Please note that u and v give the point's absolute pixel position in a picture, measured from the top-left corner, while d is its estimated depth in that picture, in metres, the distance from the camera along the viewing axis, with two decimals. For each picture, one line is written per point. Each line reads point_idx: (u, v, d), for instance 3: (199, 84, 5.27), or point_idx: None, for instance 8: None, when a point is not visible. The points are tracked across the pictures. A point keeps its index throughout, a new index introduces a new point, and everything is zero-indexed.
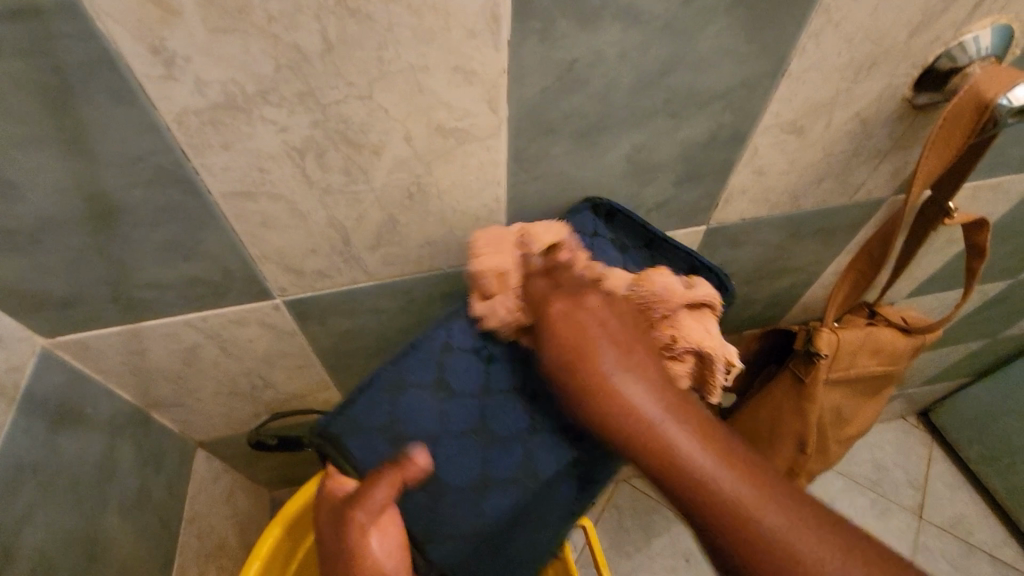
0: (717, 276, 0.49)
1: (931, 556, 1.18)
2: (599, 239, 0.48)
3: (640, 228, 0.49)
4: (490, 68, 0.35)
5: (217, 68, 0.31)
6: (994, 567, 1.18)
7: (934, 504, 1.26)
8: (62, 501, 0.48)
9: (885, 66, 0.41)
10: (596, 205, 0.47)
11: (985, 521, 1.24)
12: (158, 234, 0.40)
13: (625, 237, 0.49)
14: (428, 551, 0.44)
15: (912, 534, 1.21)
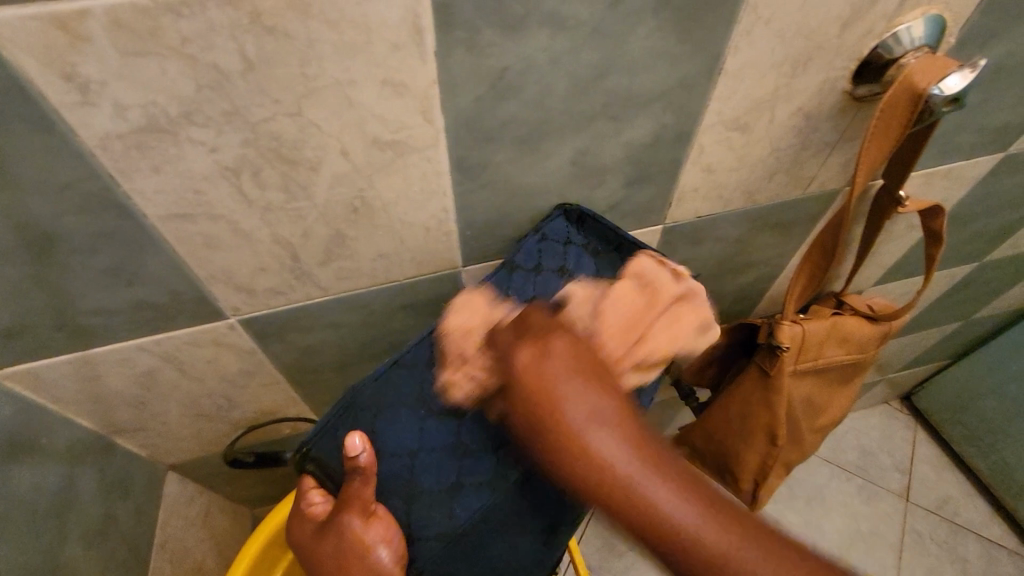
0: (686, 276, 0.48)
1: (918, 538, 1.20)
2: (573, 247, 0.49)
3: (610, 232, 0.49)
4: (419, 79, 0.35)
5: (134, 91, 0.30)
6: (980, 546, 1.20)
7: (920, 487, 1.27)
8: (17, 535, 0.47)
9: (821, 60, 0.42)
10: (567, 211, 0.48)
11: (970, 501, 1.25)
12: (98, 260, 0.39)
13: (596, 242, 0.50)
14: (415, 557, 0.44)
15: (900, 518, 1.22)
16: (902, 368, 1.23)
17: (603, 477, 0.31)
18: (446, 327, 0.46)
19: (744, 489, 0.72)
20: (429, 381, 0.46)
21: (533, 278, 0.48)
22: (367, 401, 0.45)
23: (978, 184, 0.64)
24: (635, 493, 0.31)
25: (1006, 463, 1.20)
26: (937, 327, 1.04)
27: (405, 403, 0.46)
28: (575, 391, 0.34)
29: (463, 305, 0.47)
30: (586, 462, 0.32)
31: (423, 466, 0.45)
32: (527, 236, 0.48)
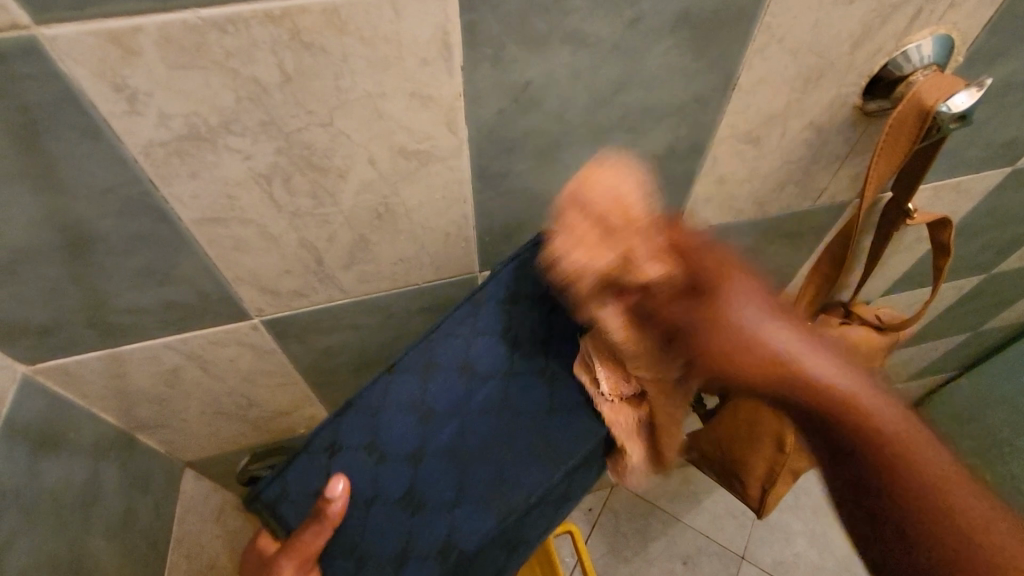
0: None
1: None
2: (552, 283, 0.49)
3: None
4: (446, 93, 0.36)
5: (178, 102, 0.32)
6: None
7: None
8: (45, 526, 0.48)
9: (832, 77, 0.43)
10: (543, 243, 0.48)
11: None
12: (132, 261, 0.41)
13: None
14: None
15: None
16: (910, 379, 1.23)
17: (811, 379, 0.41)
18: (405, 368, 0.48)
19: (752, 496, 0.73)
20: (381, 429, 0.47)
21: (505, 314, 0.48)
22: (320, 445, 0.48)
23: (986, 198, 0.64)
24: (848, 397, 0.41)
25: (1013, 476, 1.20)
26: (945, 338, 1.05)
27: (354, 448, 0.47)
28: (775, 327, 0.41)
29: (424, 346, 0.48)
30: (796, 374, 0.40)
31: (375, 521, 0.45)
32: (504, 268, 0.48)
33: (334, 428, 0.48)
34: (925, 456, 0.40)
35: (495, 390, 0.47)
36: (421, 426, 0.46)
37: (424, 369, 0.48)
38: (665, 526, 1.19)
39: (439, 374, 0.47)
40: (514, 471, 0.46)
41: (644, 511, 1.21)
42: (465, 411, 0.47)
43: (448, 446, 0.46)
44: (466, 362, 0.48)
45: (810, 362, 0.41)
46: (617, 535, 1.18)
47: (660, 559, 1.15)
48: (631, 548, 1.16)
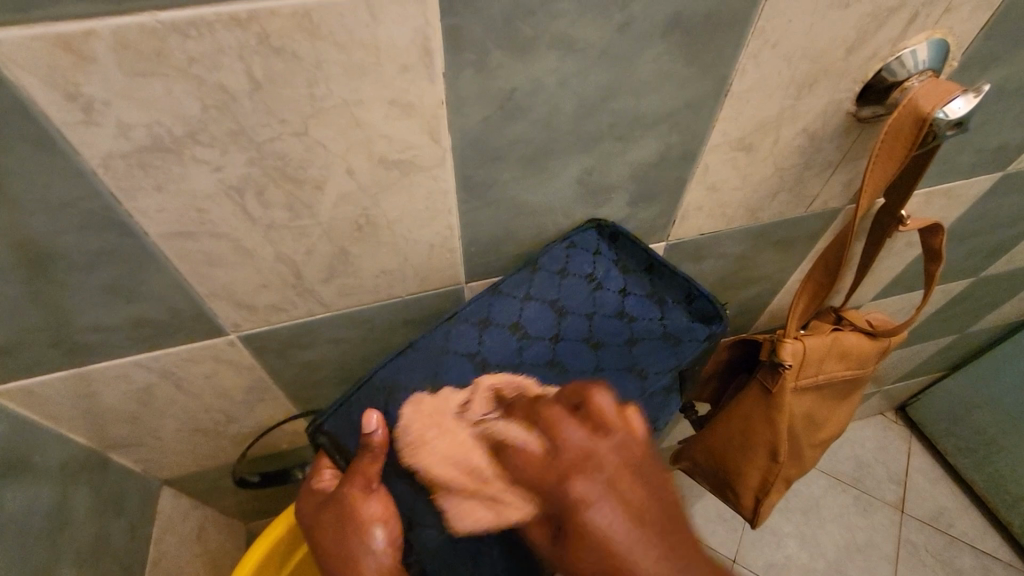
0: (713, 303, 0.50)
1: (915, 550, 1.20)
2: (601, 259, 0.49)
3: (641, 252, 0.50)
4: (427, 100, 0.34)
5: (139, 111, 0.30)
6: (975, 557, 1.20)
7: (916, 499, 1.27)
8: (8, 556, 0.46)
9: (826, 83, 0.42)
10: (600, 227, 0.49)
11: (965, 512, 1.26)
12: (96, 278, 0.39)
13: (627, 260, 0.51)
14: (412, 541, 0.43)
15: (897, 530, 1.22)
16: (898, 380, 1.23)
17: (593, 517, 0.32)
18: (465, 319, 0.48)
19: (747, 505, 0.72)
20: (442, 372, 0.46)
21: (558, 283, 0.49)
22: (380, 382, 0.46)
23: (977, 203, 0.64)
24: (615, 562, 0.31)
25: (1000, 476, 1.20)
26: (933, 340, 1.05)
27: (414, 388, 0.45)
28: (604, 460, 0.34)
29: (485, 301, 0.48)
30: (614, 554, 0.31)
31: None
32: (557, 243, 0.49)
33: (392, 369, 0.46)
34: (633, 567, 0.30)
35: (548, 348, 0.47)
36: (480, 377, 0.46)
37: (482, 324, 0.47)
38: None
39: (495, 329, 0.47)
40: None
41: None
42: (522, 368, 0.46)
43: (467, 426, 0.44)
44: (520, 324, 0.48)
45: (636, 548, 0.31)
46: None
47: None
48: None
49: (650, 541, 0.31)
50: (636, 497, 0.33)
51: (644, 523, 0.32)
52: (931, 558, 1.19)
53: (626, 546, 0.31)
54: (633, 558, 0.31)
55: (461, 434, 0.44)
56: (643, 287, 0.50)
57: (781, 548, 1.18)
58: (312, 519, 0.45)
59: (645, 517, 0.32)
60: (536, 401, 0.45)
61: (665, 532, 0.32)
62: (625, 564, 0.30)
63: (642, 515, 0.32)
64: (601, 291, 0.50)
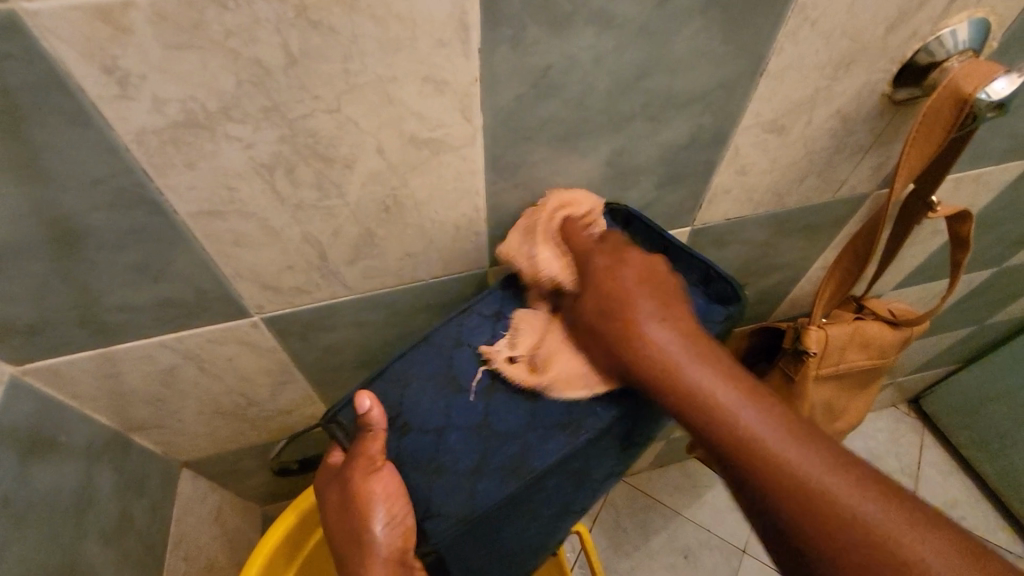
0: (733, 284, 0.46)
1: None
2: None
3: (656, 234, 0.48)
4: (461, 77, 0.34)
5: (173, 85, 0.29)
6: None
7: (927, 491, 1.27)
8: (36, 534, 0.46)
9: (863, 62, 0.41)
10: (612, 209, 0.47)
11: (975, 504, 1.26)
12: (125, 257, 0.39)
13: (641, 242, 0.48)
14: (428, 531, 0.42)
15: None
16: (912, 372, 1.22)
17: (651, 348, 0.36)
18: (478, 310, 0.48)
19: None
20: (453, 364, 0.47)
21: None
22: (394, 374, 0.47)
23: (1006, 190, 0.63)
24: (706, 396, 0.34)
25: (1016, 468, 1.19)
26: (950, 331, 1.04)
27: (423, 380, 0.47)
28: (659, 335, 0.37)
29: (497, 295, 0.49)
30: (716, 407, 0.34)
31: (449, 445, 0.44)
32: None
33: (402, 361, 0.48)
34: (739, 419, 0.33)
35: None
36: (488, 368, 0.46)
37: (494, 316, 0.48)
38: (666, 521, 1.18)
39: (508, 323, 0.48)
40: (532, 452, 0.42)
41: (645, 505, 1.20)
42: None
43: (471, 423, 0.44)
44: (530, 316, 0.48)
45: (740, 407, 0.34)
46: (618, 529, 1.17)
47: (661, 554, 1.14)
48: (633, 543, 1.15)
49: (724, 387, 0.34)
50: (693, 342, 0.36)
51: (807, 428, 0.34)
52: None
53: (751, 429, 0.33)
54: (716, 407, 0.34)
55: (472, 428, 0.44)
56: None
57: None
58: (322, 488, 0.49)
59: (794, 426, 0.33)
60: None
61: (728, 369, 0.36)
62: (747, 442, 0.33)
63: (660, 308, 0.38)
64: None
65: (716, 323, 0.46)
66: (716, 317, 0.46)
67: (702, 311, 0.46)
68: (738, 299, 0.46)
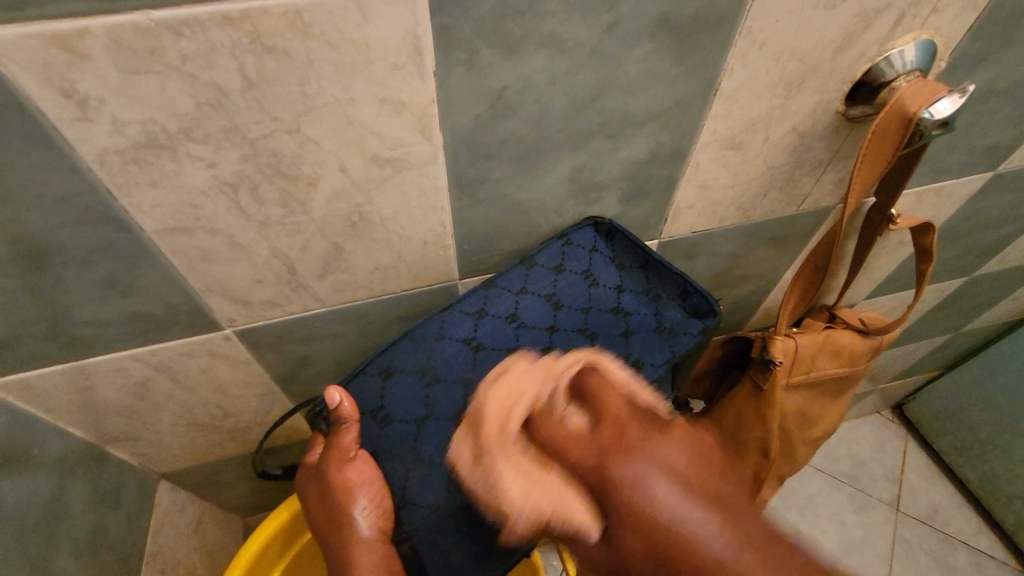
0: (707, 299, 0.50)
1: (909, 548, 1.21)
2: (598, 256, 0.50)
3: (639, 249, 0.51)
4: (418, 99, 0.35)
5: (133, 108, 0.30)
6: (969, 555, 1.21)
7: (911, 497, 1.28)
8: (5, 548, 0.46)
9: (814, 82, 0.42)
10: (599, 224, 0.49)
11: (959, 510, 1.27)
12: (93, 273, 0.39)
13: (624, 256, 0.51)
14: (404, 519, 0.45)
15: (891, 528, 1.23)
16: (894, 379, 1.24)
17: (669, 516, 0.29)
18: (460, 308, 0.49)
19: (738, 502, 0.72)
20: (434, 355, 0.48)
21: (553, 278, 0.50)
22: (376, 367, 0.49)
23: (969, 202, 0.64)
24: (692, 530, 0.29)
25: (994, 472, 1.22)
26: (927, 339, 1.05)
27: (408, 372, 0.48)
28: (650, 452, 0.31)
29: (479, 293, 0.50)
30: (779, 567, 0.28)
31: (428, 436, 0.46)
32: (555, 240, 0.49)
33: (389, 355, 0.49)
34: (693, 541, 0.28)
35: (544, 336, 0.49)
36: (473, 360, 0.48)
37: (476, 313, 0.49)
38: None
39: (489, 319, 0.49)
40: None
41: None
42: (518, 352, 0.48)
43: (455, 411, 0.47)
44: (515, 314, 0.49)
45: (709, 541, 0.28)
46: None
47: None
48: None
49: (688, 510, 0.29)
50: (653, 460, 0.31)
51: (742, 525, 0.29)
52: (925, 555, 1.20)
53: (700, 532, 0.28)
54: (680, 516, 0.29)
55: (454, 418, 0.47)
56: (638, 284, 0.51)
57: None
58: (303, 482, 0.52)
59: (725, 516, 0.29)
60: None
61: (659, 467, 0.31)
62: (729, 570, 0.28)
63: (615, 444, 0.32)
64: (596, 287, 0.51)
65: (693, 335, 0.50)
66: (693, 329, 0.50)
67: (679, 322, 0.50)
68: (716, 315, 0.50)
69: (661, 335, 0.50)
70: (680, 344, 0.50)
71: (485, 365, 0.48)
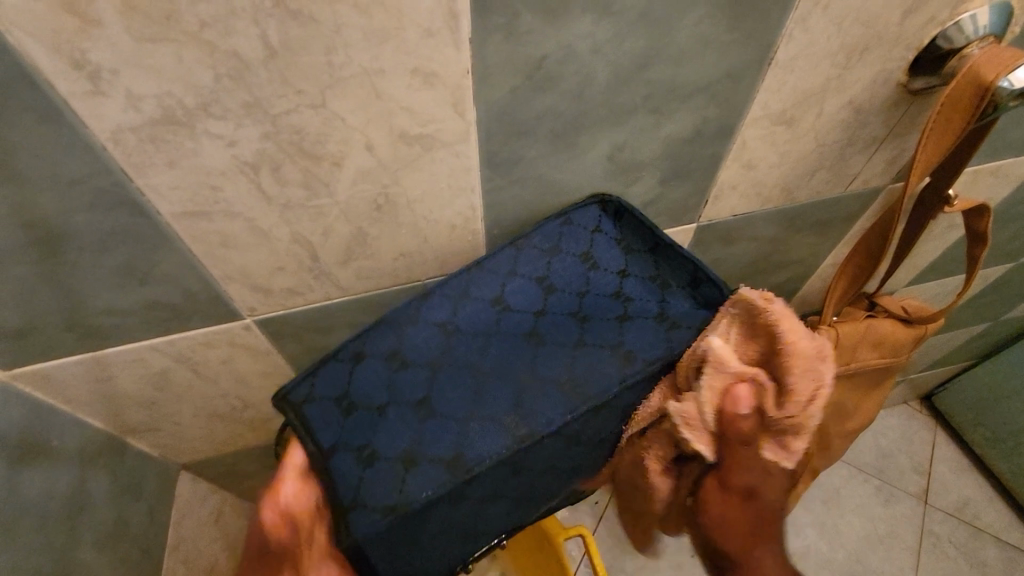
0: (720, 289, 0.44)
1: (937, 541, 1.18)
2: (600, 236, 0.46)
3: (646, 230, 0.46)
4: (451, 70, 0.32)
5: (149, 81, 0.28)
6: (1000, 550, 1.18)
7: (941, 490, 1.25)
8: (28, 541, 0.46)
9: (878, 50, 0.39)
10: (604, 202, 0.45)
11: (990, 504, 1.23)
12: (108, 260, 0.37)
13: (630, 238, 0.46)
14: (349, 523, 0.39)
15: (918, 521, 1.21)
16: (926, 369, 1.20)
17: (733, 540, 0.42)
18: (442, 290, 0.45)
19: None
20: (408, 339, 0.44)
21: (548, 259, 0.45)
22: (348, 354, 0.45)
23: None
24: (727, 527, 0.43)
25: None
26: (965, 328, 1.01)
27: (378, 357, 0.44)
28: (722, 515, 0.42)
29: (462, 276, 0.45)
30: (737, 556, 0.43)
31: (386, 425, 0.42)
32: (551, 219, 0.45)
33: (362, 340, 0.45)
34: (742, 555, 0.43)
35: (529, 321, 0.44)
36: (446, 343, 0.44)
37: (458, 296, 0.45)
38: None
39: (471, 303, 0.45)
40: (471, 442, 0.40)
41: None
42: (495, 335, 0.44)
43: (418, 399, 0.42)
44: (501, 298, 0.45)
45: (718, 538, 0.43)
46: None
47: None
48: None
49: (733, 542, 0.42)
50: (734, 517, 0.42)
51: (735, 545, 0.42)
52: (954, 549, 1.17)
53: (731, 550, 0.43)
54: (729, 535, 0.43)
55: (415, 404, 0.42)
56: (643, 267, 0.46)
57: (802, 537, 1.17)
58: None
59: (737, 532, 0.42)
60: (496, 371, 0.43)
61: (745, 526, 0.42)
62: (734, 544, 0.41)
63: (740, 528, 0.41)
64: (596, 271, 0.46)
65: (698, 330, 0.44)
66: (698, 324, 0.44)
67: (685, 314, 0.44)
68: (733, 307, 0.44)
69: (662, 324, 0.44)
70: (680, 337, 0.43)
71: (460, 349, 0.44)
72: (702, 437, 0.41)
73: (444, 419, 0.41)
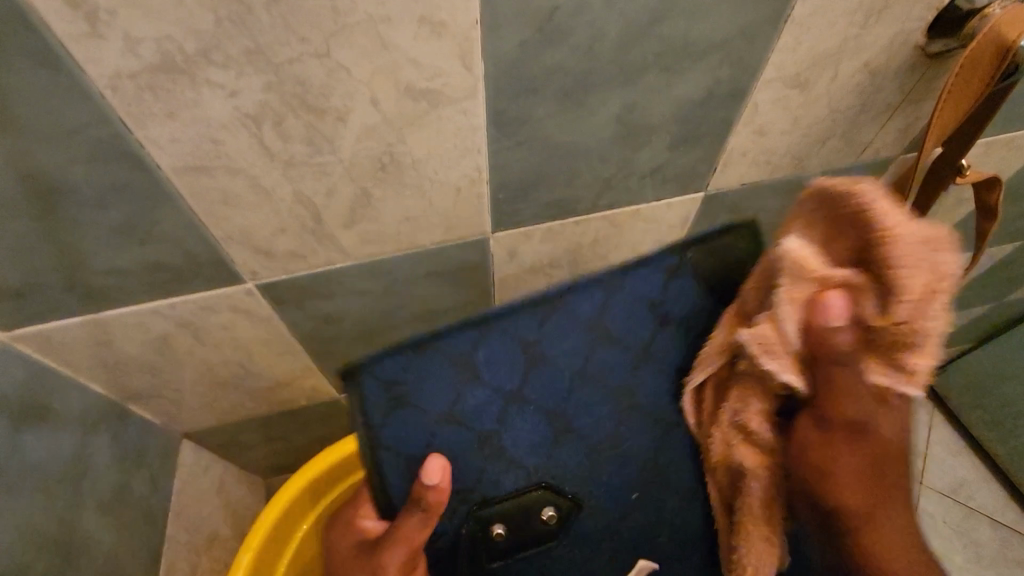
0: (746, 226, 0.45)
1: (931, 521, 1.20)
2: (675, 279, 0.45)
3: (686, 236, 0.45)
4: (460, 19, 0.31)
5: (147, 23, 0.27)
6: (994, 530, 1.19)
7: (936, 471, 1.26)
8: (31, 502, 0.46)
9: (897, 8, 0.38)
10: (679, 251, 0.45)
11: (985, 484, 1.25)
12: (108, 217, 0.37)
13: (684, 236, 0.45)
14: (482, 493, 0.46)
15: (913, 501, 1.22)
16: None
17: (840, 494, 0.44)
18: (501, 329, 0.43)
19: None
20: (463, 351, 0.42)
21: (603, 297, 0.44)
22: (390, 377, 0.41)
23: None
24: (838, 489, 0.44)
25: None
26: (969, 309, 1.00)
27: (442, 384, 0.43)
28: (845, 468, 0.43)
29: (511, 315, 0.42)
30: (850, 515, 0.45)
31: (501, 423, 0.45)
32: (613, 269, 0.44)
33: (387, 364, 0.41)
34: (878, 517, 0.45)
35: (586, 305, 0.44)
36: (507, 342, 0.43)
37: (517, 342, 0.43)
38: None
39: (501, 341, 0.43)
40: (573, 420, 0.47)
41: None
42: (549, 311, 0.43)
43: (507, 390, 0.44)
44: (559, 309, 0.43)
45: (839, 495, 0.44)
46: None
47: None
48: None
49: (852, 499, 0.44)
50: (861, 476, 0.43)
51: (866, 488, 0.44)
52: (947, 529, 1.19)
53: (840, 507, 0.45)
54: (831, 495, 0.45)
55: (505, 400, 0.44)
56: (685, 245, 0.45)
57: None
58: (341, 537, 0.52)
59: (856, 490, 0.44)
60: (557, 351, 0.44)
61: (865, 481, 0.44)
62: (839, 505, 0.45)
63: (862, 494, 0.44)
64: (656, 305, 0.45)
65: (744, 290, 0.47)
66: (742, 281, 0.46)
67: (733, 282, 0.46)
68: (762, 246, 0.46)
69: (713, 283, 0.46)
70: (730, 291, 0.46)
71: (501, 373, 0.44)
72: (784, 362, 0.39)
73: (528, 403, 0.45)
